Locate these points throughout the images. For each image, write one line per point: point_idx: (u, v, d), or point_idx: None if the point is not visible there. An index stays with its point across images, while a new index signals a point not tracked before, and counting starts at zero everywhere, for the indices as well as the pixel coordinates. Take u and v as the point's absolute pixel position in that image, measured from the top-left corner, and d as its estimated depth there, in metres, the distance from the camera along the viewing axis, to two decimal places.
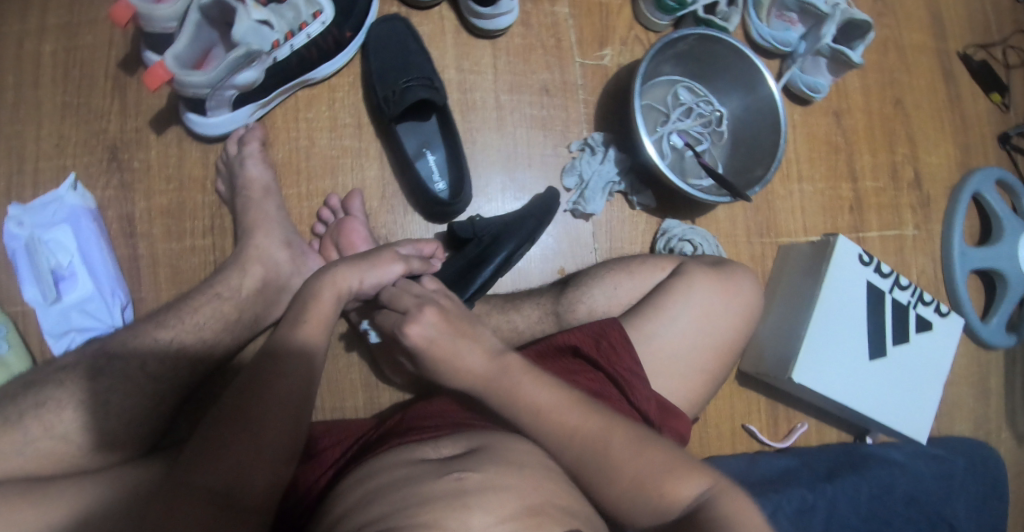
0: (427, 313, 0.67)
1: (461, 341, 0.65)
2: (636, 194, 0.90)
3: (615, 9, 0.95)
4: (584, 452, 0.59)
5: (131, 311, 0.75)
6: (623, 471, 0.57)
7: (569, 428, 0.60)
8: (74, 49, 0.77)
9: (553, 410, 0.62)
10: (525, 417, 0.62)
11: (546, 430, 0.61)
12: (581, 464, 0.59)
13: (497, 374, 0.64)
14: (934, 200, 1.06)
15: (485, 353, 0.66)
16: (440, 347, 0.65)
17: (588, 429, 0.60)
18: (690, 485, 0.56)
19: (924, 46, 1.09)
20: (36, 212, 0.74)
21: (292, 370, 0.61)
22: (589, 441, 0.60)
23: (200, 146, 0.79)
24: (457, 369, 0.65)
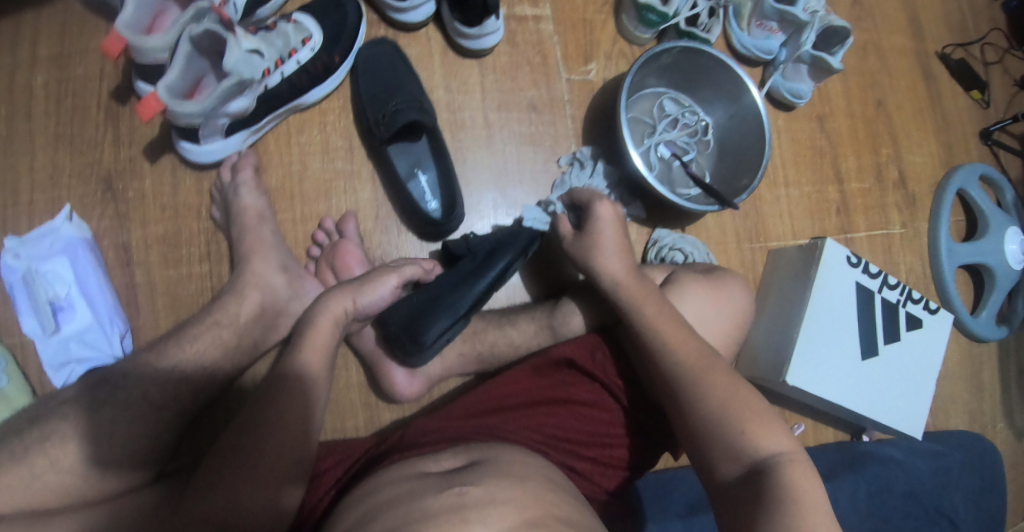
0: (607, 208, 0.75)
1: (613, 253, 0.74)
2: (626, 206, 0.92)
3: (599, 23, 0.96)
4: (688, 371, 0.67)
5: (130, 340, 0.76)
6: (715, 389, 0.65)
7: (676, 348, 0.68)
8: (66, 81, 0.78)
9: (664, 330, 0.69)
10: (645, 331, 0.70)
11: (658, 344, 0.69)
12: (679, 381, 0.67)
13: (627, 279, 0.72)
14: (920, 198, 1.07)
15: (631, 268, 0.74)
16: (610, 249, 0.74)
17: (688, 355, 0.68)
18: (774, 437, 0.62)
19: (903, 48, 1.11)
20: (32, 245, 0.74)
21: (294, 391, 0.63)
22: (690, 362, 0.67)
23: (194, 174, 0.80)
24: (601, 263, 0.74)
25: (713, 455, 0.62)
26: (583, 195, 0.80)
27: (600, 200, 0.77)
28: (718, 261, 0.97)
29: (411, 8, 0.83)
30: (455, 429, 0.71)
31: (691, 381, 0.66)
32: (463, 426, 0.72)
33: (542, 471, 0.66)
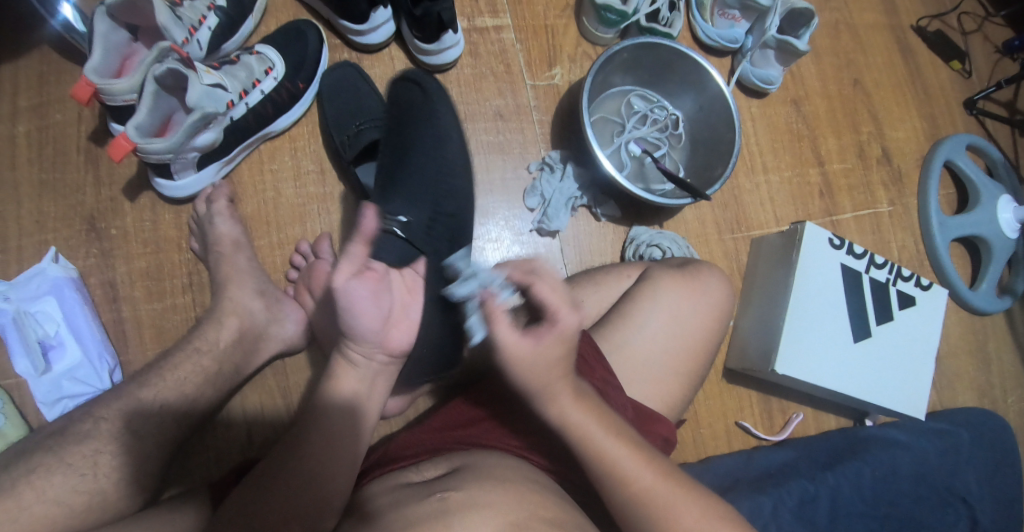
0: (567, 319, 0.54)
1: (560, 380, 0.55)
2: (599, 206, 0.92)
3: (561, 28, 0.97)
4: (648, 507, 0.55)
5: (119, 374, 0.78)
6: (683, 521, 0.54)
7: (631, 478, 0.55)
8: (47, 128, 0.81)
9: (618, 458, 0.55)
10: (592, 463, 0.56)
11: (611, 478, 0.55)
12: (636, 521, 0.55)
13: (567, 401, 0.56)
14: (906, 173, 1.06)
15: (570, 386, 0.57)
16: (553, 368, 0.55)
17: (650, 481, 0.55)
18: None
19: (876, 24, 1.09)
20: (21, 287, 0.77)
21: (335, 414, 0.63)
22: (646, 490, 0.55)
23: (173, 209, 0.83)
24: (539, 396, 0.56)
25: None
26: (547, 298, 0.53)
27: (560, 302, 0.54)
28: (699, 253, 0.96)
29: (370, 30, 0.86)
30: (436, 440, 0.71)
31: (652, 520, 0.55)
32: (442, 438, 0.71)
33: (527, 474, 0.64)
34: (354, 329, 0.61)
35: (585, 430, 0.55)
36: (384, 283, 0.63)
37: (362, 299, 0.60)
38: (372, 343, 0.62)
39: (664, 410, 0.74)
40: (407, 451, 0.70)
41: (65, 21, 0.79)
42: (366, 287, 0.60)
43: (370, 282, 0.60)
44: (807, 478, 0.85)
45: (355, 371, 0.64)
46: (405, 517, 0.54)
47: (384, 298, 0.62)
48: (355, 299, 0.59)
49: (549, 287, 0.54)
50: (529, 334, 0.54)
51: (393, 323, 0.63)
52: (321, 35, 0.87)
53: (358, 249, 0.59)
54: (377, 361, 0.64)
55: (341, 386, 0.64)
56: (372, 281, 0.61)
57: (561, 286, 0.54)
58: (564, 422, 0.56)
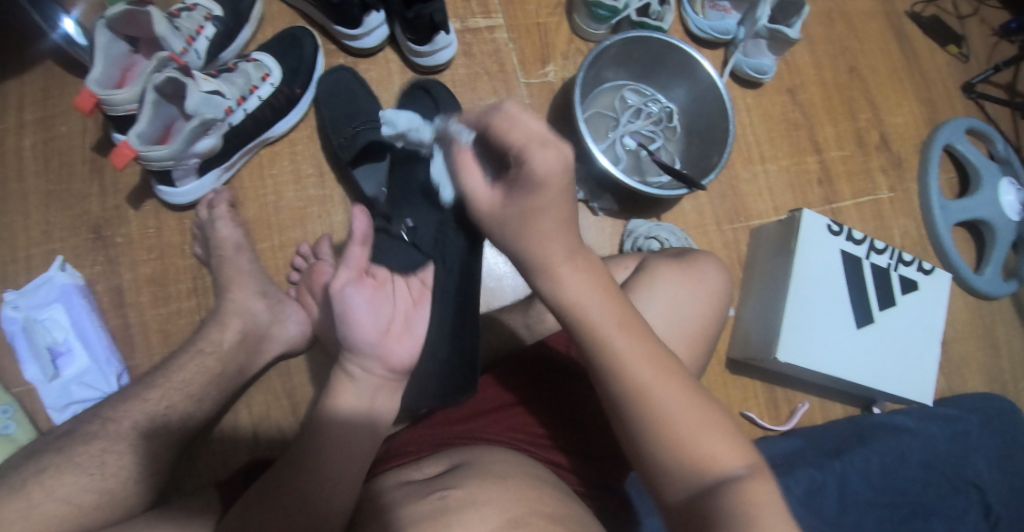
0: (545, 158, 0.44)
1: (553, 239, 0.49)
2: (596, 201, 0.93)
3: (553, 26, 0.98)
4: (643, 405, 0.50)
5: (127, 378, 0.79)
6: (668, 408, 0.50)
7: (631, 367, 0.50)
8: (52, 141, 0.84)
9: (616, 342, 0.51)
10: (591, 344, 0.51)
11: (621, 388, 0.51)
12: (629, 419, 0.51)
13: (570, 270, 0.51)
14: (906, 158, 1.06)
15: (578, 253, 0.51)
16: (556, 203, 0.47)
17: (644, 370, 0.50)
18: (730, 457, 0.49)
19: (869, 11, 1.10)
20: (30, 295, 0.79)
21: (345, 425, 0.60)
22: (633, 370, 0.50)
23: (176, 215, 0.85)
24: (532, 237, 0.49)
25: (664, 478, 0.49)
26: (512, 133, 0.44)
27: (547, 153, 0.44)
28: (699, 245, 0.96)
29: (364, 34, 0.88)
30: (438, 436, 0.70)
31: (636, 408, 0.50)
32: (445, 432, 0.71)
33: (528, 469, 0.63)
34: (358, 342, 0.59)
35: (580, 304, 0.51)
36: (386, 291, 0.62)
37: (358, 305, 0.59)
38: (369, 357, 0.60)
39: None
40: (409, 448, 0.69)
41: (67, 35, 0.81)
42: (362, 294, 0.60)
43: (368, 289, 0.60)
44: (814, 466, 0.84)
45: (354, 384, 0.61)
46: (406, 516, 0.55)
47: (381, 307, 0.61)
48: (352, 307, 0.59)
49: (537, 129, 0.44)
50: (504, 195, 0.49)
51: (395, 336, 0.61)
52: (316, 41, 0.88)
53: (357, 252, 0.61)
54: (381, 375, 0.61)
55: (342, 400, 0.60)
56: (368, 287, 0.61)
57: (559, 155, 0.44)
58: (562, 300, 0.51)
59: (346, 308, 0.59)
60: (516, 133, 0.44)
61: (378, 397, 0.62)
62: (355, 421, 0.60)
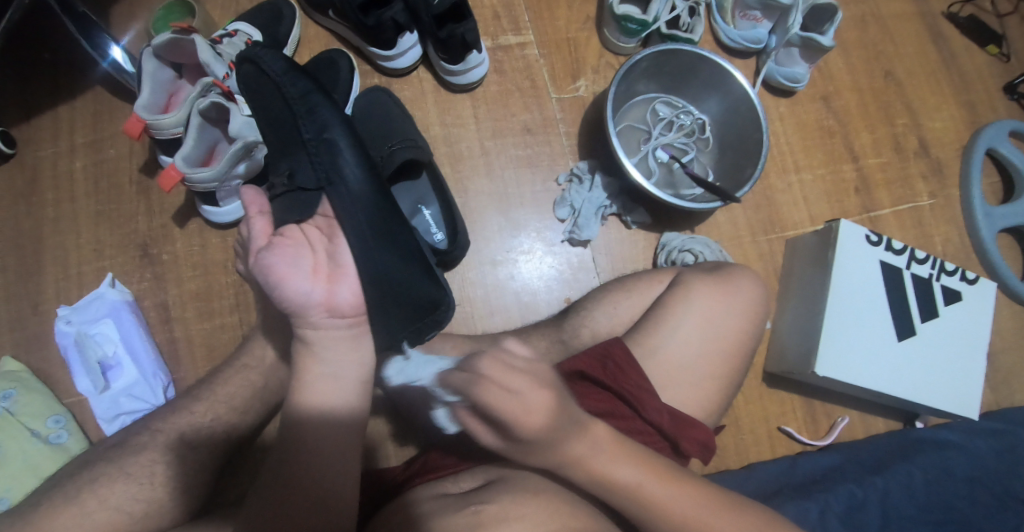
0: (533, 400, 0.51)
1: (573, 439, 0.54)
2: (629, 214, 0.93)
3: (583, 40, 0.99)
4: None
5: (172, 390, 0.82)
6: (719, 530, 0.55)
7: (669, 509, 0.55)
8: (102, 163, 0.87)
9: (649, 488, 0.55)
10: (632, 504, 0.55)
11: (663, 524, 0.55)
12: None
13: (595, 449, 0.55)
14: (946, 164, 1.03)
15: (590, 436, 0.55)
16: (556, 433, 0.53)
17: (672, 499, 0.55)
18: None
19: (905, 14, 1.08)
20: (82, 311, 0.82)
21: (323, 426, 0.56)
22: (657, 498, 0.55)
23: (219, 234, 0.88)
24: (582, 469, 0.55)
25: None
26: (501, 405, 0.50)
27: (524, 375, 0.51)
28: (733, 256, 0.95)
29: (398, 54, 0.89)
30: (473, 447, 0.71)
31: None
32: (480, 445, 0.71)
33: (563, 484, 0.63)
34: (292, 302, 0.55)
35: (613, 476, 0.55)
36: (302, 242, 0.58)
37: (286, 270, 0.55)
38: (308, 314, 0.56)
39: (700, 416, 0.74)
40: (445, 459, 0.70)
41: (114, 62, 0.85)
42: (278, 254, 0.55)
43: (285, 248, 0.56)
44: (855, 482, 0.82)
45: (320, 363, 0.57)
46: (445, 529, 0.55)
47: (298, 260, 0.56)
48: (282, 271, 0.55)
49: (523, 385, 0.51)
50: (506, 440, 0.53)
51: (326, 279, 0.56)
52: (350, 65, 0.89)
53: (260, 224, 0.61)
54: (335, 325, 0.57)
55: (313, 396, 0.56)
56: (286, 244, 0.57)
57: (537, 385, 0.51)
58: (598, 477, 0.55)
59: (269, 270, 0.55)
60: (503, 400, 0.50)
61: (346, 352, 0.58)
62: (333, 418, 0.56)
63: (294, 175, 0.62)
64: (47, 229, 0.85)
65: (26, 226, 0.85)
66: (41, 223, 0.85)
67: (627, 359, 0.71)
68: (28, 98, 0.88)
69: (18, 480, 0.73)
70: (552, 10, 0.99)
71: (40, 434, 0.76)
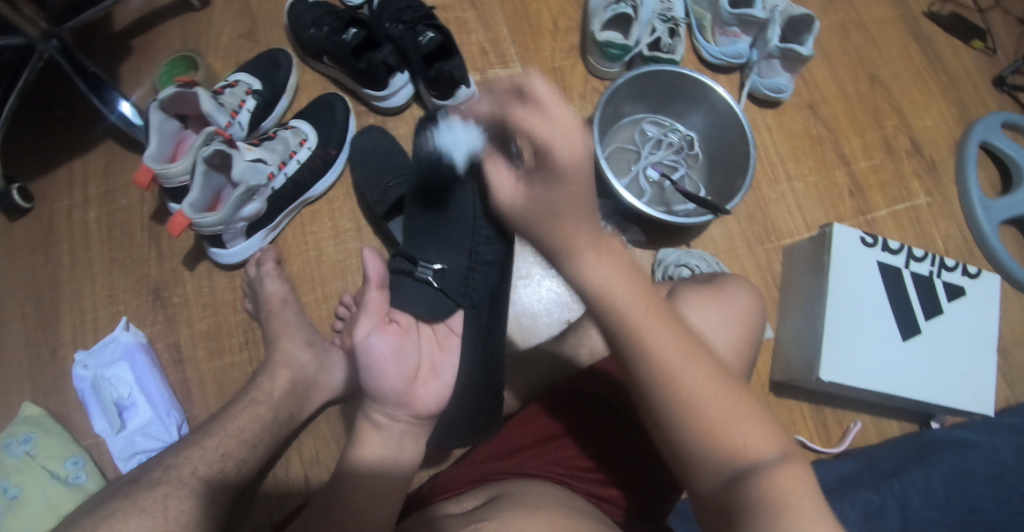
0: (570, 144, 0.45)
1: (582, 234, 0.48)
2: (624, 233, 0.94)
3: (569, 68, 1.03)
4: (676, 391, 0.50)
5: (186, 428, 0.85)
6: (694, 383, 0.49)
7: (653, 346, 0.50)
8: (114, 212, 0.92)
9: (645, 334, 0.50)
10: (620, 332, 0.50)
11: (648, 373, 0.50)
12: (660, 407, 0.50)
13: (600, 260, 0.49)
14: (940, 161, 1.04)
15: (599, 240, 0.50)
16: (578, 206, 0.47)
17: (657, 337, 0.50)
18: (766, 442, 0.48)
19: (885, 17, 1.10)
20: (98, 354, 0.85)
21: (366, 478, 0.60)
22: (634, 323, 0.50)
23: (227, 274, 0.91)
24: (578, 268, 0.49)
25: (696, 466, 0.49)
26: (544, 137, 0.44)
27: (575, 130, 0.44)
28: (730, 268, 0.96)
29: (391, 94, 0.94)
30: (480, 471, 0.72)
31: (670, 397, 0.50)
32: (485, 468, 0.71)
33: (563, 499, 0.64)
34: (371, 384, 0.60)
35: (612, 293, 0.49)
36: (411, 336, 0.65)
37: (382, 351, 0.60)
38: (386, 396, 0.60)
39: None
40: (451, 483, 0.71)
41: (124, 116, 0.90)
42: (384, 340, 0.60)
43: (391, 338, 0.61)
44: (872, 489, 0.81)
45: (379, 433, 0.62)
46: None
47: (407, 353, 0.62)
48: (374, 353, 0.59)
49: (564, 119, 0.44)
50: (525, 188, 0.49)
51: (420, 376, 0.63)
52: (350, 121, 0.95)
53: (375, 297, 0.63)
54: (407, 419, 0.62)
55: (366, 453, 0.61)
56: (393, 335, 0.62)
57: (580, 123, 0.45)
58: (589, 283, 0.49)
59: (363, 348, 0.59)
60: (540, 125, 0.44)
61: (406, 443, 0.63)
62: (382, 474, 0.60)
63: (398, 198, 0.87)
64: (63, 278, 0.89)
65: (44, 276, 0.89)
66: (58, 272, 0.89)
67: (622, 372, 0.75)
68: (45, 156, 0.93)
69: (37, 521, 0.75)
70: (537, 42, 1.03)
71: (58, 475, 0.79)
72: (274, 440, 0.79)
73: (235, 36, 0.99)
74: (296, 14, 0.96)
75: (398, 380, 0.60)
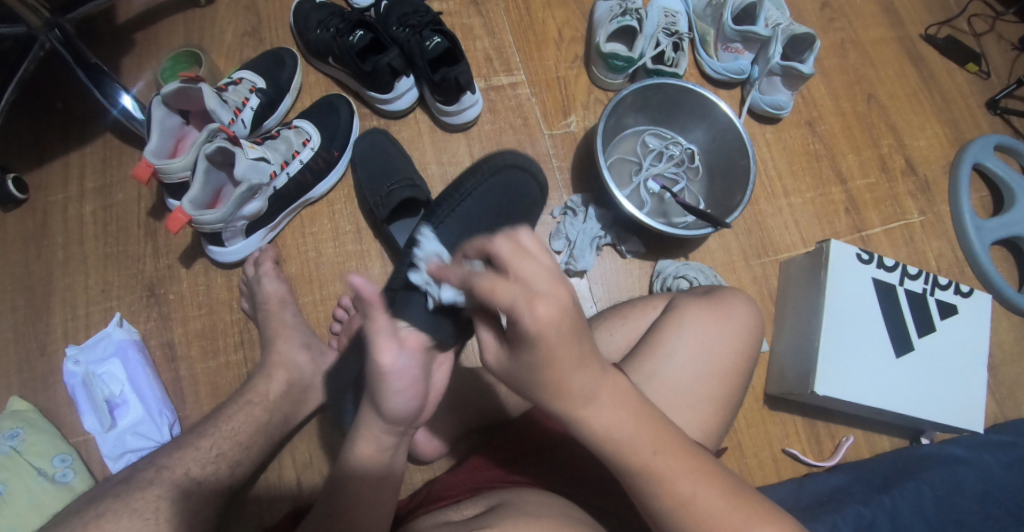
0: (537, 314, 0.45)
1: (561, 365, 0.49)
2: (623, 243, 0.95)
3: (572, 78, 1.04)
4: (691, 518, 0.52)
5: (178, 427, 0.83)
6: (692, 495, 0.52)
7: (648, 465, 0.52)
8: (110, 206, 0.90)
9: (652, 457, 0.52)
10: (634, 475, 0.53)
11: (648, 488, 0.53)
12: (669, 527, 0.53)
13: (595, 404, 0.51)
14: (933, 181, 1.06)
15: (598, 386, 0.51)
16: (561, 361, 0.48)
17: (647, 452, 0.52)
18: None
19: (883, 38, 1.12)
20: (89, 350, 0.84)
21: (368, 477, 0.60)
22: (622, 439, 0.52)
23: (224, 273, 0.90)
24: (579, 417, 0.52)
25: None
26: (499, 294, 0.46)
27: (517, 261, 0.45)
28: (727, 281, 0.97)
29: (395, 97, 0.94)
30: (477, 479, 0.72)
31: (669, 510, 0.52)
32: (484, 476, 0.72)
33: (562, 509, 0.64)
34: (398, 410, 0.56)
35: (612, 437, 0.52)
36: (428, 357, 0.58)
37: (411, 373, 0.55)
38: (406, 420, 0.57)
39: (702, 439, 0.74)
40: (449, 490, 0.72)
41: (125, 109, 0.89)
42: (403, 368, 0.54)
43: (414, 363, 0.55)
44: (861, 502, 0.81)
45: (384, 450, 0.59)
46: None
47: (428, 368, 0.58)
48: (405, 376, 0.54)
49: (532, 274, 0.45)
50: (509, 352, 0.51)
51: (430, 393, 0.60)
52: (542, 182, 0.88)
53: (382, 319, 0.54)
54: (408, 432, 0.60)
55: (364, 453, 0.59)
56: (416, 348, 0.56)
57: (548, 275, 0.46)
58: (597, 434, 0.52)
59: (394, 373, 0.54)
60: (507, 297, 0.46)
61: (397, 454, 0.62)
62: (377, 476, 0.60)
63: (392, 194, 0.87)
64: (56, 272, 0.88)
65: (37, 269, 0.88)
66: (51, 266, 0.88)
67: None
68: (41, 148, 0.92)
69: (22, 521, 0.74)
70: (542, 51, 1.04)
71: (46, 472, 0.77)
72: (268, 443, 0.78)
73: (239, 33, 0.99)
74: (302, 15, 0.96)
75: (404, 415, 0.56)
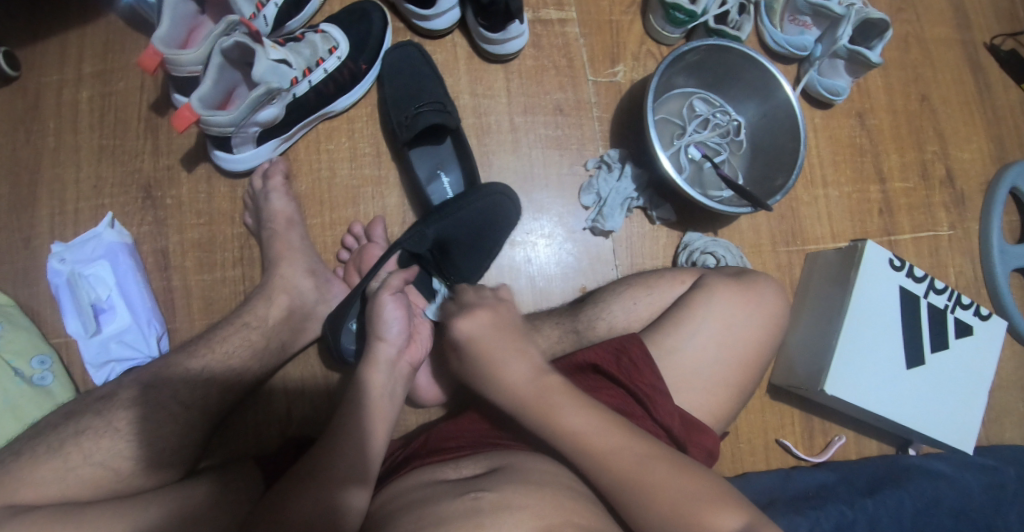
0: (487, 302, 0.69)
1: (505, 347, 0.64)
2: (655, 208, 0.91)
3: (626, 24, 0.96)
4: (641, 489, 0.55)
5: (166, 341, 0.78)
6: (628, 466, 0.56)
7: (588, 438, 0.58)
8: (109, 94, 0.81)
9: (594, 438, 0.58)
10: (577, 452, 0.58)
11: (595, 465, 0.57)
12: (624, 499, 0.56)
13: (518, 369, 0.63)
14: (968, 197, 1.03)
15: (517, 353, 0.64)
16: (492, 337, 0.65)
17: (582, 426, 0.59)
18: (729, 516, 0.54)
19: (947, 39, 1.06)
20: (76, 249, 0.77)
21: (363, 398, 0.65)
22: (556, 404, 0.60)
23: (228, 183, 0.83)
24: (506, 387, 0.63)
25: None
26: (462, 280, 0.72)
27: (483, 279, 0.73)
28: (752, 264, 0.94)
29: (435, 15, 0.85)
30: (477, 434, 0.69)
31: (618, 480, 0.56)
32: (485, 433, 0.69)
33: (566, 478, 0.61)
34: (389, 328, 0.68)
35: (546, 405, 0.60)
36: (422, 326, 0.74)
37: (403, 315, 0.69)
38: (399, 344, 0.68)
39: (710, 422, 0.73)
40: (450, 441, 0.68)
41: None
42: (395, 304, 0.69)
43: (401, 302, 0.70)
44: (846, 503, 0.82)
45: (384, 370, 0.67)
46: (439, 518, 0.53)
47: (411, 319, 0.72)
48: (399, 310, 0.69)
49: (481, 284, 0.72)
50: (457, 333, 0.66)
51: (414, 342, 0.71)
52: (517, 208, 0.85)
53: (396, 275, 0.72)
54: (402, 367, 0.69)
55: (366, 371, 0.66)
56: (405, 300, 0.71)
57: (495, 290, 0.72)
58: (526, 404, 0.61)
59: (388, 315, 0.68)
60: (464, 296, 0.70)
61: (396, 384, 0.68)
62: (373, 392, 0.65)
63: (419, 118, 0.80)
64: (43, 158, 0.80)
65: (24, 153, 0.80)
66: (40, 152, 0.80)
67: (644, 357, 0.69)
68: (35, 16, 0.81)
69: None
70: None
71: (23, 373, 0.72)
72: (263, 369, 0.74)
73: None
74: None
75: (389, 341, 0.67)
